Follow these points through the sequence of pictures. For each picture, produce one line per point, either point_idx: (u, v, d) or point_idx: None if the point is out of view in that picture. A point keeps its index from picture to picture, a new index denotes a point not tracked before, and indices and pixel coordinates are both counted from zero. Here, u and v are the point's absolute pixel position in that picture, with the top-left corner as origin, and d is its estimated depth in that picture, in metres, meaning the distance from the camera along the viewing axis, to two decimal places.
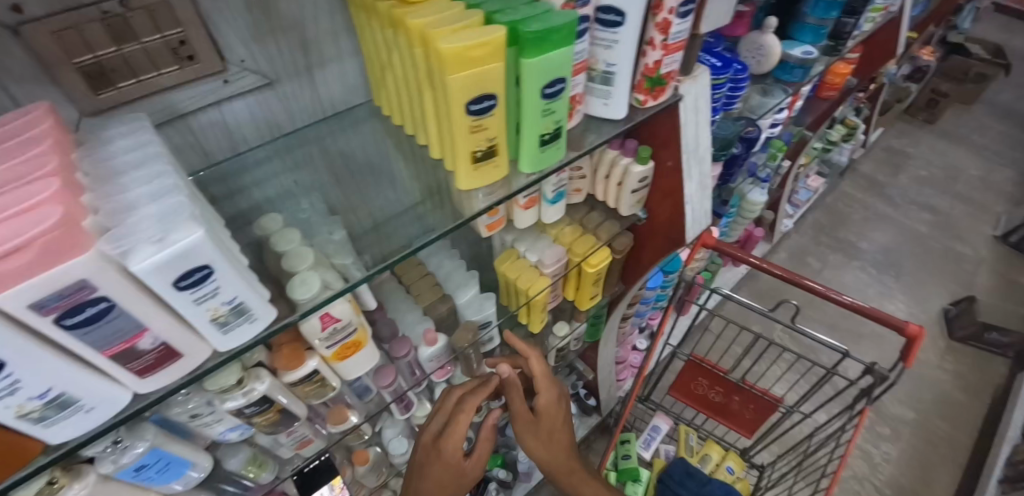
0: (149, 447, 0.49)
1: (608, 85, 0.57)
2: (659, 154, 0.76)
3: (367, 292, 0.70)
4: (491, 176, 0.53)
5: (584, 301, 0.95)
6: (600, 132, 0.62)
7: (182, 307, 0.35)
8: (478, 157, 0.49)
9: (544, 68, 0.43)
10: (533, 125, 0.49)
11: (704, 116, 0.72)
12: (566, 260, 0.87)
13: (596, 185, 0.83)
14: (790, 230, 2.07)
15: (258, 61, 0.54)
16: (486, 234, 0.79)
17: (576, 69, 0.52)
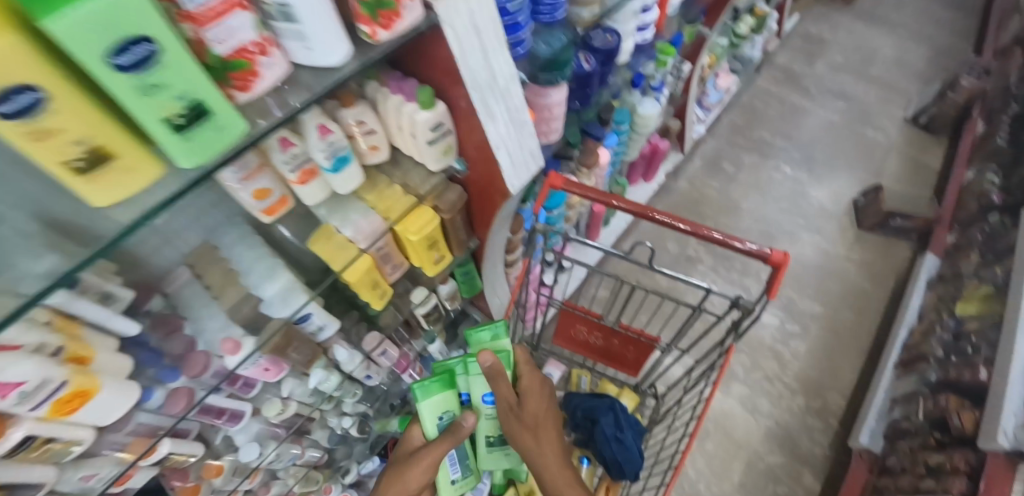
0: None
1: (297, 24, 0.42)
2: (451, 92, 0.61)
3: (123, 320, 0.59)
4: (127, 177, 0.38)
5: (431, 268, 0.83)
6: (317, 85, 0.48)
7: None
8: (77, 167, 0.34)
9: (88, 34, 0.27)
10: (137, 108, 0.34)
11: (494, 39, 0.56)
12: (387, 229, 0.73)
13: (395, 137, 0.67)
14: (704, 135, 1.99)
15: None
16: (269, 219, 0.63)
17: (208, 14, 0.35)
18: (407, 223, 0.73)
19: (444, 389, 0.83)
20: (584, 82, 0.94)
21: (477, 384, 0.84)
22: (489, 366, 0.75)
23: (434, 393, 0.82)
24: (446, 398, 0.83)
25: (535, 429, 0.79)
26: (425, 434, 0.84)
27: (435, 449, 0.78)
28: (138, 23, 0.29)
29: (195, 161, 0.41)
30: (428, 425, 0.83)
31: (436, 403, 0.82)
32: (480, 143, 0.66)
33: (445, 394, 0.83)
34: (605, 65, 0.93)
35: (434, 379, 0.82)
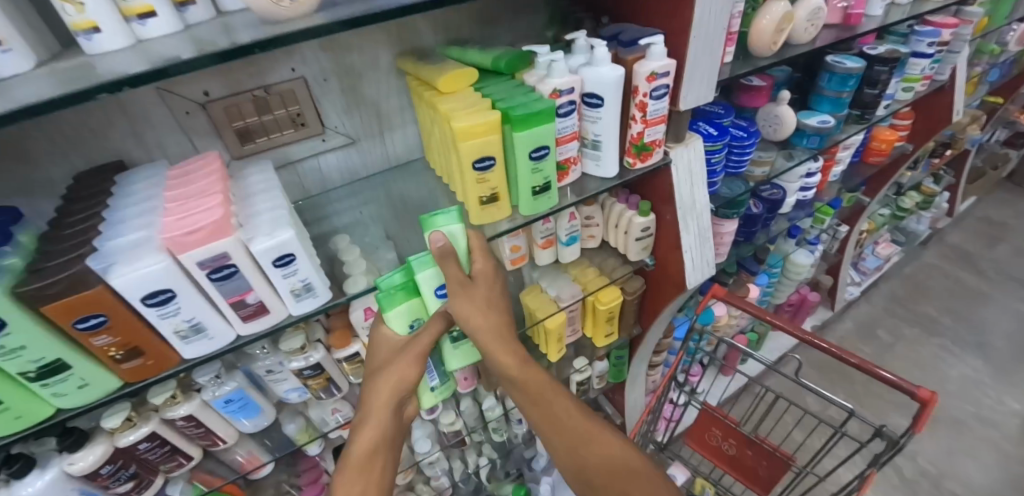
0: (235, 387, 0.67)
1: (598, 151, 0.72)
2: (660, 208, 0.86)
3: None
4: (496, 217, 0.67)
5: (600, 338, 1.04)
6: (594, 187, 0.76)
7: (275, 279, 0.53)
8: (483, 201, 0.63)
9: (531, 139, 0.59)
10: (525, 180, 0.63)
11: (699, 178, 0.83)
12: (582, 297, 0.96)
13: (608, 232, 0.94)
14: (858, 297, 1.97)
15: (347, 127, 0.76)
16: (509, 267, 0.88)
17: (566, 139, 0.67)
18: (599, 294, 0.96)
19: (408, 296, 0.68)
20: (750, 223, 1.14)
21: (429, 281, 0.67)
22: (442, 245, 0.60)
23: (399, 306, 0.67)
24: (417, 307, 0.68)
25: (469, 293, 0.62)
26: (397, 331, 0.69)
27: (420, 342, 0.65)
28: (547, 137, 0.60)
29: (527, 216, 0.68)
30: (398, 328, 0.69)
31: (402, 314, 0.68)
32: (673, 247, 0.89)
33: (412, 302, 0.68)
34: (770, 212, 1.13)
35: (397, 288, 0.67)
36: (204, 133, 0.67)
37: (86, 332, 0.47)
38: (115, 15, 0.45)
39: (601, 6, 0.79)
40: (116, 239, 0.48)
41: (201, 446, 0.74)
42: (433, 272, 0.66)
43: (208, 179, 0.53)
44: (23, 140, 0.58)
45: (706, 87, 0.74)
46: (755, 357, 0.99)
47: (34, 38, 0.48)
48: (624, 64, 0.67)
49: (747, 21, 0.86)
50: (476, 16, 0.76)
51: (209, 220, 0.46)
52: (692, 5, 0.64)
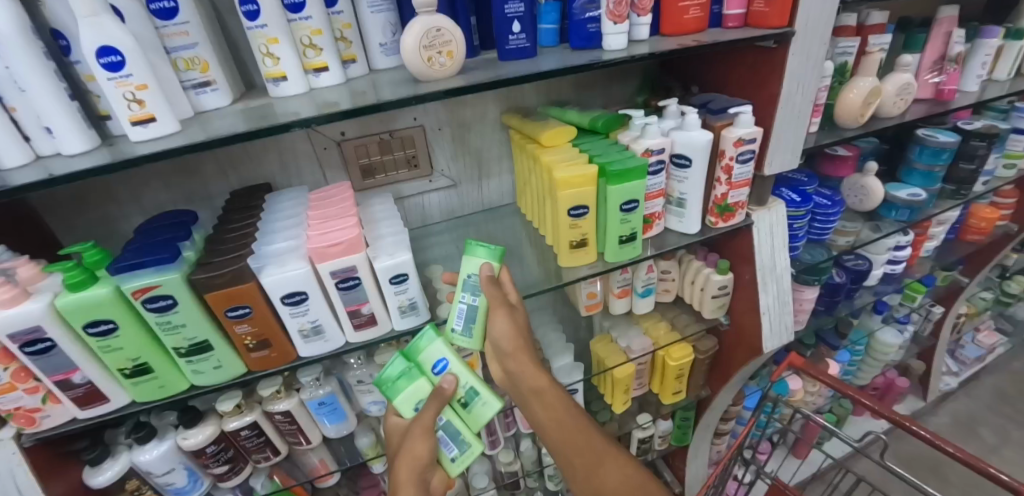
0: (328, 391, 0.75)
1: (682, 208, 0.76)
2: (739, 268, 0.88)
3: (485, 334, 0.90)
4: (582, 261, 0.72)
5: (668, 396, 1.04)
6: (676, 241, 0.79)
7: (388, 294, 0.59)
8: (573, 245, 0.69)
9: (622, 192, 0.65)
10: (613, 228, 0.68)
11: (780, 241, 0.84)
12: (652, 350, 0.98)
13: (684, 288, 0.96)
14: (955, 389, 1.76)
15: (452, 171, 0.86)
16: (584, 313, 0.93)
17: (652, 195, 0.72)
18: (670, 350, 0.98)
19: (412, 379, 0.61)
20: (833, 292, 1.10)
21: (429, 356, 0.62)
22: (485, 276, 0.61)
23: (405, 391, 0.60)
24: (423, 389, 0.60)
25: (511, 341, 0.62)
26: (405, 416, 0.62)
27: (424, 421, 0.58)
28: (637, 192, 0.66)
29: (610, 264, 0.72)
30: (404, 413, 0.61)
31: (409, 398, 0.61)
32: (750, 309, 0.89)
33: (418, 383, 0.61)
34: (855, 282, 1.09)
35: (395, 378, 0.61)
36: (335, 165, 0.79)
37: (233, 320, 0.56)
38: (299, 66, 0.56)
39: (690, 77, 0.87)
40: (272, 244, 0.57)
41: (289, 442, 0.80)
42: (432, 347, 0.62)
43: (345, 204, 0.63)
44: (201, 163, 0.73)
45: (793, 154, 0.77)
46: (830, 429, 0.94)
47: (231, 81, 0.60)
48: (713, 130, 0.72)
49: (834, 94, 0.88)
50: (574, 81, 0.86)
51: (348, 236, 0.55)
52: (781, 78, 0.69)
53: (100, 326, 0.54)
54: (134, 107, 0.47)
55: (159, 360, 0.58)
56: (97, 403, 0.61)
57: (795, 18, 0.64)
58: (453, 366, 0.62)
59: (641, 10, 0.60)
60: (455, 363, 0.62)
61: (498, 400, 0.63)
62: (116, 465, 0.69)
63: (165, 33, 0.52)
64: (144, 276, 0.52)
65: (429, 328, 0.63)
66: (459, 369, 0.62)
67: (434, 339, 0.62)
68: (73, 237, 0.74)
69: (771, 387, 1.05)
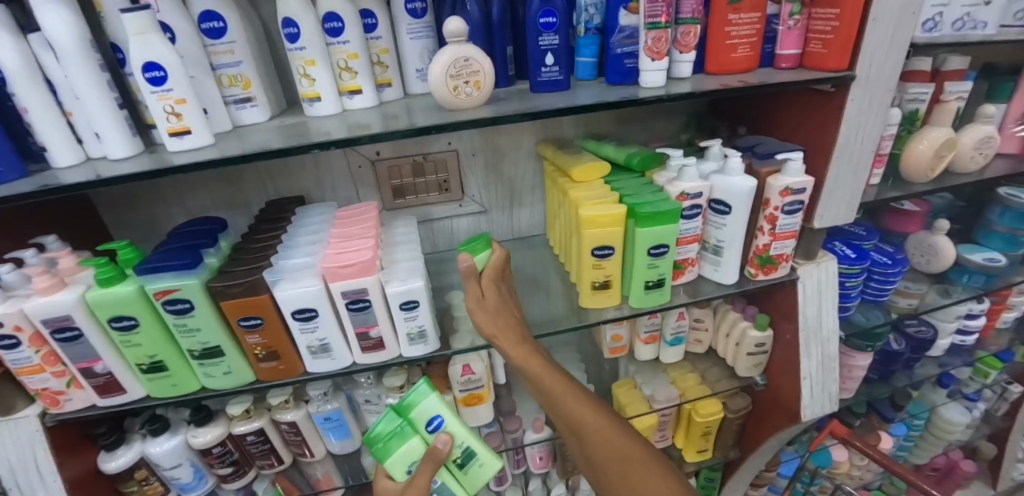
0: (335, 407, 0.72)
1: (718, 256, 0.71)
2: (780, 325, 0.81)
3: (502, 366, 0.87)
4: (604, 303, 0.68)
5: (692, 453, 0.97)
6: (711, 291, 0.74)
7: (398, 320, 0.58)
8: (595, 286, 0.66)
9: (651, 235, 0.61)
10: (640, 273, 0.64)
11: (829, 300, 0.77)
12: (678, 403, 0.92)
13: (717, 340, 0.90)
14: None
15: (482, 197, 0.85)
16: (608, 355, 0.90)
17: (687, 240, 0.68)
18: (698, 405, 0.92)
19: (405, 438, 0.57)
20: (889, 360, 1.00)
21: (423, 412, 0.59)
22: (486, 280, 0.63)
23: (397, 452, 0.56)
24: (416, 449, 0.57)
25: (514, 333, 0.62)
26: (397, 480, 0.57)
27: (417, 484, 0.54)
28: (668, 236, 0.62)
29: (635, 309, 0.68)
30: (397, 476, 0.57)
31: (401, 460, 0.57)
32: (789, 371, 0.82)
33: (411, 443, 0.57)
34: (916, 352, 0.99)
35: (388, 435, 0.57)
36: (368, 184, 0.80)
37: (245, 329, 0.57)
38: (333, 88, 0.57)
39: (740, 118, 0.82)
40: (290, 259, 0.57)
41: (294, 453, 0.78)
42: (426, 402, 0.60)
43: (367, 224, 0.63)
44: (242, 173, 0.76)
45: (848, 207, 0.70)
46: None
47: (273, 98, 0.62)
48: (758, 176, 0.67)
49: (901, 144, 0.81)
50: (615, 114, 0.83)
51: (362, 258, 0.54)
52: (837, 125, 0.64)
53: (123, 321, 0.56)
54: (172, 120, 0.50)
55: (174, 359, 0.60)
56: (115, 394, 0.62)
57: (856, 61, 0.59)
58: (449, 424, 0.60)
59: (685, 47, 0.57)
60: (450, 421, 0.60)
61: (495, 460, 0.62)
62: (129, 453, 0.71)
63: (213, 51, 0.55)
64: (165, 278, 0.53)
65: (424, 382, 0.60)
66: (454, 427, 0.60)
67: (429, 395, 0.60)
68: (123, 232, 0.78)
69: (807, 456, 0.96)
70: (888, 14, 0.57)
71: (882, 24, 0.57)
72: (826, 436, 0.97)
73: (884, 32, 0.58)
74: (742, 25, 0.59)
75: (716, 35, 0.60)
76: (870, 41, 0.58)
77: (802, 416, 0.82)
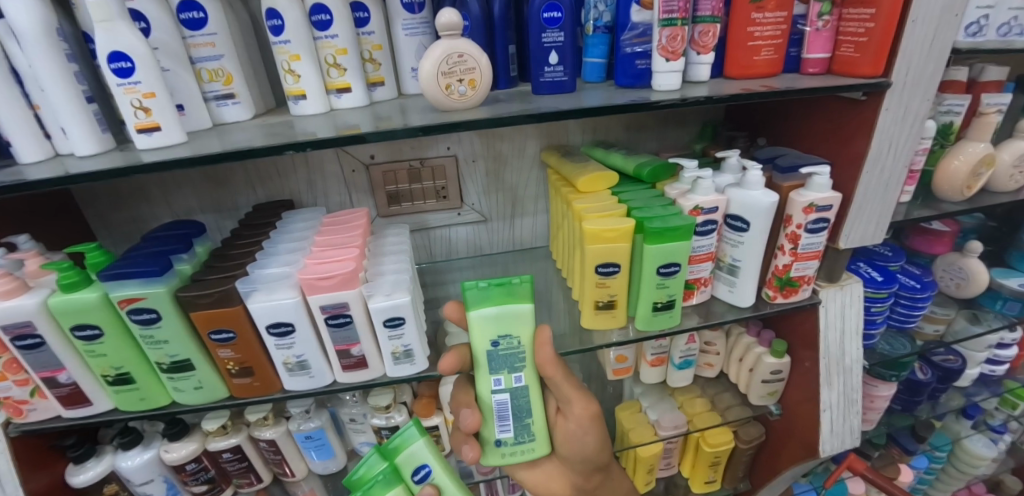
0: (318, 425, 0.67)
1: (734, 276, 0.66)
2: (799, 352, 0.75)
3: None
4: (609, 324, 0.63)
5: (698, 484, 0.91)
6: (725, 314, 0.68)
7: (382, 338, 0.54)
8: (599, 305, 0.60)
9: (661, 253, 0.56)
10: (648, 293, 0.59)
11: (853, 327, 0.71)
12: (685, 430, 0.86)
13: (729, 365, 0.84)
14: None
15: (482, 205, 0.80)
16: (611, 377, 0.85)
17: (700, 258, 0.63)
18: (707, 433, 0.86)
19: (389, 487, 0.54)
20: (913, 391, 0.93)
21: (411, 458, 0.57)
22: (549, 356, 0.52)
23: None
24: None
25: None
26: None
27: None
28: (680, 254, 0.57)
29: (641, 331, 0.63)
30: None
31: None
32: (806, 401, 0.76)
33: (393, 493, 0.54)
34: (942, 382, 0.92)
35: (370, 482, 0.54)
36: (361, 189, 0.75)
37: (216, 343, 0.52)
38: (320, 86, 0.53)
39: (759, 127, 0.77)
40: (265, 268, 0.53)
41: (274, 471, 0.72)
42: (415, 449, 0.57)
43: (352, 232, 0.58)
44: (230, 173, 0.71)
45: (877, 228, 0.65)
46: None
47: (258, 96, 0.58)
48: (779, 191, 0.62)
49: (934, 159, 0.75)
50: (625, 121, 0.78)
51: (343, 269, 0.50)
52: (868, 138, 0.58)
53: (86, 330, 0.51)
54: (140, 115, 0.46)
55: (142, 372, 0.55)
56: (80, 405, 0.56)
57: (891, 67, 0.54)
58: (436, 475, 0.57)
59: (703, 47, 0.52)
60: (438, 473, 0.57)
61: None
62: (99, 467, 0.63)
63: (192, 43, 0.51)
64: (130, 286, 0.49)
65: (414, 425, 0.58)
66: (441, 481, 0.57)
67: (420, 442, 0.57)
68: (103, 232, 0.73)
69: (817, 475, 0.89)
70: (929, 15, 0.52)
71: (922, 26, 0.52)
72: (842, 471, 0.91)
73: (923, 35, 0.53)
74: (766, 25, 0.54)
75: (738, 36, 0.55)
76: (908, 46, 0.53)
77: (820, 451, 0.76)
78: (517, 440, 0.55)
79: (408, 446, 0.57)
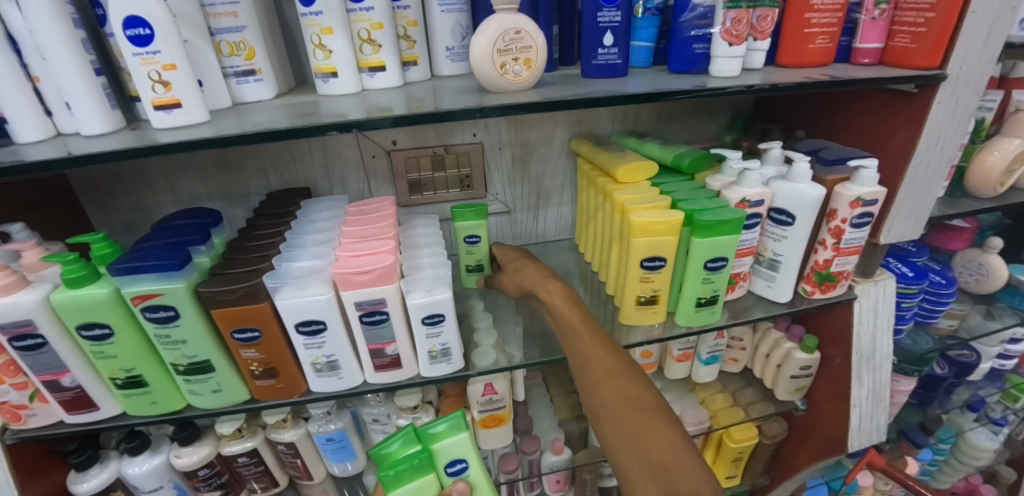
0: (340, 427, 0.64)
1: (774, 271, 0.64)
2: (828, 348, 0.74)
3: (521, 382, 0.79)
4: (649, 320, 0.60)
5: (718, 479, 0.90)
6: (763, 311, 0.66)
7: (419, 336, 0.50)
8: (641, 301, 0.58)
9: (710, 247, 0.54)
10: (693, 288, 0.57)
11: (885, 323, 0.70)
12: (708, 426, 0.85)
13: (755, 360, 0.83)
14: None
15: (506, 196, 0.77)
16: None
17: (742, 252, 0.61)
18: (731, 429, 0.85)
19: (421, 472, 0.50)
20: (931, 386, 0.94)
21: (447, 449, 0.52)
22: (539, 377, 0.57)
23: (408, 484, 0.50)
24: (428, 488, 0.50)
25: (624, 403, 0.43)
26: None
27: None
28: (728, 248, 0.55)
29: (682, 328, 0.61)
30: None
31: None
32: (835, 398, 0.75)
33: (425, 479, 0.50)
34: (959, 377, 0.92)
35: (402, 464, 0.49)
36: (381, 177, 0.71)
37: (239, 343, 0.48)
38: (353, 63, 0.49)
39: (795, 119, 0.75)
40: (293, 261, 0.49)
41: (290, 474, 0.69)
42: (454, 441, 0.53)
43: (383, 223, 0.55)
44: (241, 157, 0.66)
45: (919, 222, 0.63)
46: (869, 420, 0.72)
47: (281, 75, 0.54)
48: (823, 184, 0.60)
49: (967, 155, 0.74)
50: (655, 110, 0.76)
51: (381, 263, 0.46)
52: (918, 130, 0.57)
53: (94, 329, 0.47)
54: (159, 89, 0.41)
55: (155, 373, 0.51)
56: (85, 410, 0.52)
57: (949, 59, 0.52)
58: (471, 472, 0.53)
59: (762, 33, 0.50)
60: (474, 470, 0.53)
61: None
62: (104, 474, 0.59)
63: (212, 12, 0.46)
64: (144, 281, 0.44)
65: (458, 415, 0.54)
66: (475, 478, 0.54)
67: (463, 434, 0.53)
68: (103, 221, 0.68)
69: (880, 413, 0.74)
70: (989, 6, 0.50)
71: (981, 17, 0.50)
72: (862, 468, 0.92)
73: (981, 26, 0.51)
74: (824, 11, 0.52)
75: (793, 22, 0.53)
76: (966, 36, 0.51)
77: (848, 445, 0.75)
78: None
79: (449, 433, 0.53)
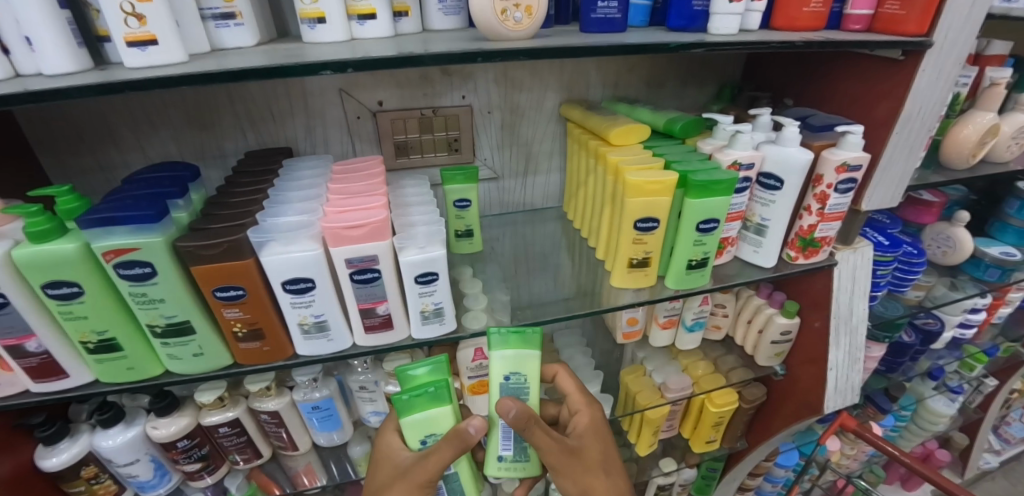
0: (326, 394, 0.63)
1: (761, 236, 0.65)
2: (808, 313, 0.76)
3: None
4: (640, 283, 0.61)
5: (699, 443, 0.93)
6: (749, 275, 0.68)
7: (412, 296, 0.49)
8: (633, 263, 0.59)
9: (704, 208, 0.54)
10: (684, 250, 0.57)
11: (861, 288, 0.73)
12: (690, 392, 0.87)
13: (737, 327, 0.85)
14: (994, 468, 1.52)
15: (495, 161, 0.75)
16: (620, 341, 0.83)
17: (732, 216, 0.62)
18: (713, 394, 0.87)
19: (437, 402, 0.49)
20: (899, 353, 0.98)
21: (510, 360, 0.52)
22: (517, 417, 0.48)
23: (422, 412, 0.49)
24: (443, 420, 0.49)
25: (584, 462, 0.54)
26: (409, 447, 0.50)
27: (428, 468, 0.47)
28: (720, 210, 0.55)
29: (671, 291, 0.61)
30: (409, 442, 0.50)
31: (421, 423, 0.49)
32: (814, 362, 0.78)
33: (440, 411, 0.49)
34: (924, 344, 0.97)
35: (418, 390, 0.48)
36: (367, 139, 0.69)
37: (221, 302, 0.46)
38: (342, 10, 0.47)
39: (784, 88, 0.76)
40: (278, 217, 0.47)
41: (273, 445, 0.67)
42: (508, 355, 0.52)
43: (372, 180, 0.53)
44: (217, 113, 0.62)
45: (898, 190, 0.65)
46: (839, 383, 0.77)
47: (262, 22, 0.51)
48: (810, 150, 0.61)
49: (943, 129, 0.76)
50: (645, 78, 0.75)
51: (373, 218, 0.45)
52: (902, 98, 0.58)
53: (61, 287, 0.43)
54: (132, 24, 0.38)
55: (130, 337, 0.48)
56: (53, 377, 0.49)
57: (935, 26, 0.53)
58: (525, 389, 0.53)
59: None
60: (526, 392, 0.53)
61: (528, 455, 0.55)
62: (74, 448, 0.56)
63: None
64: (118, 234, 0.41)
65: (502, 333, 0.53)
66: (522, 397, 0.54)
67: (533, 352, 0.53)
68: (63, 180, 0.63)
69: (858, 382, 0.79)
70: None
71: None
72: (835, 429, 0.95)
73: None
74: None
75: None
76: (953, 4, 0.52)
77: (826, 406, 0.78)
78: (515, 459, 0.56)
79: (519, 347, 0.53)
